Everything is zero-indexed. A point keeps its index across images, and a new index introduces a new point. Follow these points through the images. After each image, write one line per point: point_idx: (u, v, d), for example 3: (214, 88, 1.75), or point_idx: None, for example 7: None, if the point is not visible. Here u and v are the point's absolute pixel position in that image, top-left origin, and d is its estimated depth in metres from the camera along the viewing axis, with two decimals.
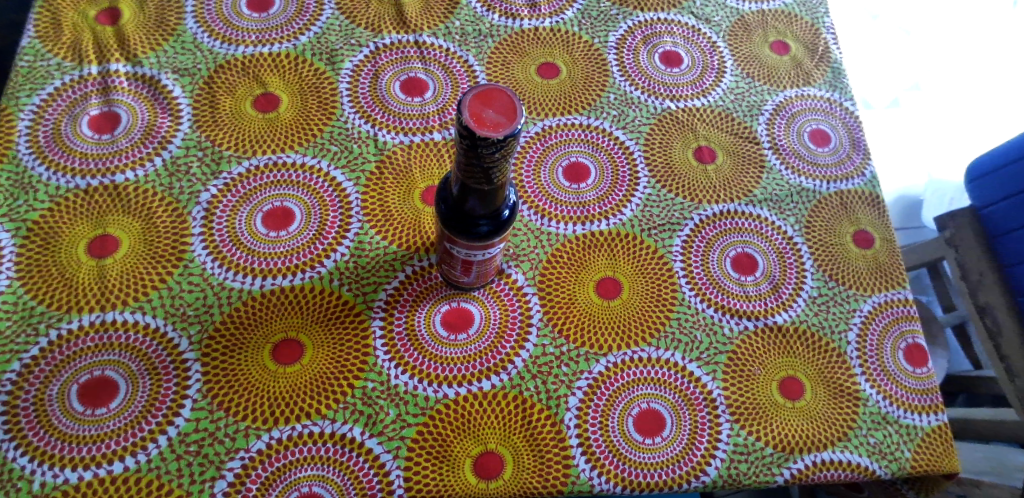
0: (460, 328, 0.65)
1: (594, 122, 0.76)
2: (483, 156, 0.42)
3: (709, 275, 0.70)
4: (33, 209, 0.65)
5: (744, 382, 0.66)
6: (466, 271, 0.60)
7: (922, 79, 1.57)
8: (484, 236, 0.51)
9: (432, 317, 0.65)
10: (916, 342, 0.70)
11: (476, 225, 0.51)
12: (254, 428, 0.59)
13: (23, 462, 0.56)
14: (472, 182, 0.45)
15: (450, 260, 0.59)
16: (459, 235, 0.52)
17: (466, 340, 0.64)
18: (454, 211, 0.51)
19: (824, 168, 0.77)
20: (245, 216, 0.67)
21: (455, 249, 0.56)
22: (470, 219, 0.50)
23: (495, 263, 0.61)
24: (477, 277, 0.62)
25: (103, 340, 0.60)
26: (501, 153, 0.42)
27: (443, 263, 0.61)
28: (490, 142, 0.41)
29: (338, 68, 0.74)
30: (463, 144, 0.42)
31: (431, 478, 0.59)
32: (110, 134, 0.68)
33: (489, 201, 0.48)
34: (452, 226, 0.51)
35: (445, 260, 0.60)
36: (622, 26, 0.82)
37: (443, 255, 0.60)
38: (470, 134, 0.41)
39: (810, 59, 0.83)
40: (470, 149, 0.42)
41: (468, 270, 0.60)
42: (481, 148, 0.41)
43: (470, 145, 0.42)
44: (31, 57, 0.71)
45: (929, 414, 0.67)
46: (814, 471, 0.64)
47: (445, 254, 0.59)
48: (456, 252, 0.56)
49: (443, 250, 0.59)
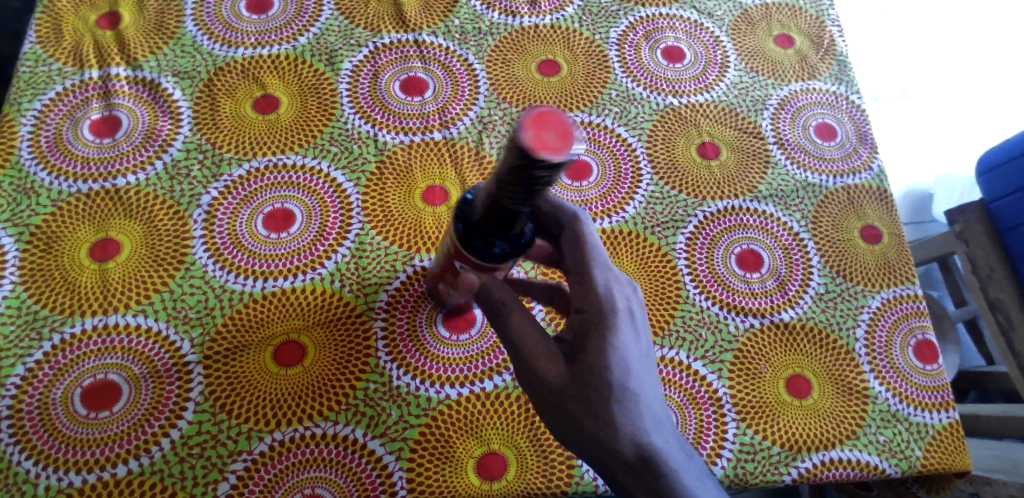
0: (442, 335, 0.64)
1: (595, 119, 0.75)
2: (517, 177, 0.37)
3: (713, 272, 0.70)
4: (36, 213, 0.65)
5: (750, 380, 0.65)
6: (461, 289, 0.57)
7: (938, 69, 1.53)
8: (488, 257, 0.47)
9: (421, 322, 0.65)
10: (926, 338, 0.69)
11: (486, 243, 0.46)
12: (256, 431, 0.59)
13: (28, 466, 0.56)
14: (510, 203, 0.40)
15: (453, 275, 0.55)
16: (474, 253, 0.47)
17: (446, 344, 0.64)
18: (470, 225, 0.47)
19: (830, 162, 0.76)
20: (245, 219, 0.67)
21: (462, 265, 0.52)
22: (482, 237, 0.46)
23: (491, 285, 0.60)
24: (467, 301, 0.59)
25: (106, 344, 0.60)
26: (536, 178, 0.37)
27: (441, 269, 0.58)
28: (548, 168, 0.35)
29: (337, 68, 0.74)
30: (513, 165, 0.36)
31: (434, 480, 0.59)
32: (111, 138, 0.68)
33: (507, 224, 0.44)
34: (468, 245, 0.47)
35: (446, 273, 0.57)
36: (623, 22, 0.81)
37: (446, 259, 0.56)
38: (513, 147, 0.35)
39: (815, 52, 0.82)
40: (521, 173, 0.36)
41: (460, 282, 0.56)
42: (517, 167, 0.36)
43: (523, 168, 0.36)
44: (33, 62, 0.71)
45: (939, 412, 0.66)
46: (823, 470, 0.63)
47: (446, 261, 0.55)
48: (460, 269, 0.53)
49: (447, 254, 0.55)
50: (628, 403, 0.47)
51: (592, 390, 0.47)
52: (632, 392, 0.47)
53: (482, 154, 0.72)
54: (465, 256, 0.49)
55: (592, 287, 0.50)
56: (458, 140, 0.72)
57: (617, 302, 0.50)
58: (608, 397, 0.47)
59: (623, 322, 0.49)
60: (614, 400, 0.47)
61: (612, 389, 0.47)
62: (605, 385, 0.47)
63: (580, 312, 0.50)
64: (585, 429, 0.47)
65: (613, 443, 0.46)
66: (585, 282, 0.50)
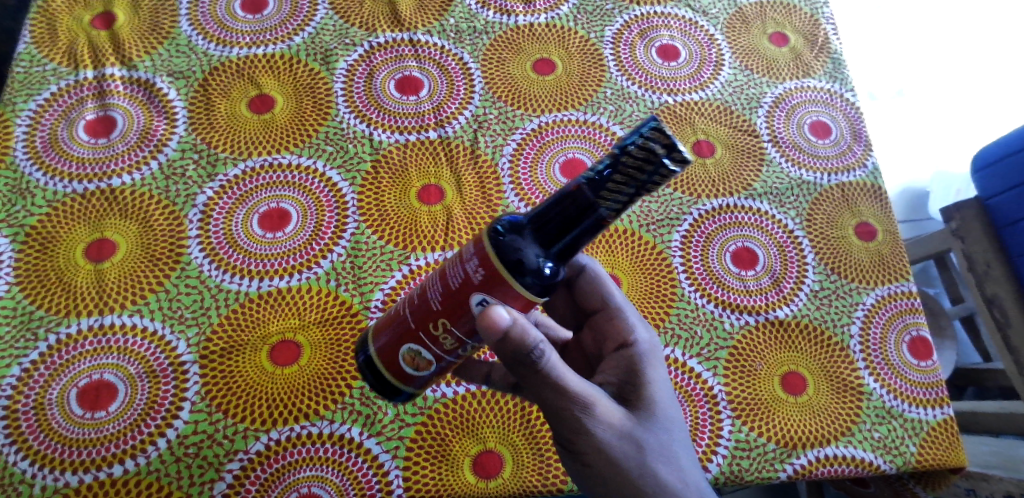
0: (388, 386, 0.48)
1: (590, 118, 0.75)
2: (648, 161, 0.39)
3: (708, 270, 0.70)
4: (31, 214, 0.65)
5: (745, 377, 0.66)
6: (452, 346, 0.46)
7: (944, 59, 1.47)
8: (528, 274, 0.42)
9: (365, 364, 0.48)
10: (921, 334, 0.69)
11: (534, 252, 0.42)
12: (252, 430, 0.59)
13: (24, 466, 0.56)
14: (606, 203, 0.41)
15: (456, 315, 0.44)
16: (510, 274, 0.42)
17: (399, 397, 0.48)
18: (519, 231, 0.43)
19: (824, 159, 0.76)
20: (241, 218, 0.67)
21: (482, 301, 0.43)
22: (531, 245, 0.42)
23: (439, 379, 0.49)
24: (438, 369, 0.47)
25: (101, 344, 0.60)
26: (664, 168, 0.40)
27: (428, 301, 0.45)
28: (677, 161, 0.39)
29: (332, 68, 0.74)
30: (644, 154, 0.39)
31: (430, 478, 0.59)
32: (106, 138, 0.68)
33: (572, 233, 0.42)
34: (512, 261, 0.42)
35: (437, 310, 0.44)
36: (618, 21, 0.81)
37: (447, 282, 0.44)
38: (661, 134, 0.39)
39: (810, 50, 0.82)
40: (651, 163, 0.39)
41: (452, 330, 0.44)
42: (658, 149, 0.39)
43: (654, 157, 0.39)
44: (27, 63, 0.71)
45: (934, 408, 0.66)
46: (818, 467, 0.63)
47: (450, 289, 0.44)
48: (474, 305, 0.43)
49: (458, 278, 0.44)
50: (679, 438, 0.49)
51: (657, 423, 0.49)
52: (678, 423, 0.50)
53: (477, 153, 0.72)
54: (500, 275, 0.42)
55: (627, 320, 0.56)
56: (453, 138, 0.72)
57: (643, 340, 0.54)
58: (671, 426, 0.49)
59: (654, 359, 0.53)
60: (675, 431, 0.49)
61: (671, 420, 0.49)
62: (651, 421, 0.49)
63: (620, 347, 0.54)
64: (645, 464, 0.46)
65: (672, 481, 0.46)
66: (619, 317, 0.56)
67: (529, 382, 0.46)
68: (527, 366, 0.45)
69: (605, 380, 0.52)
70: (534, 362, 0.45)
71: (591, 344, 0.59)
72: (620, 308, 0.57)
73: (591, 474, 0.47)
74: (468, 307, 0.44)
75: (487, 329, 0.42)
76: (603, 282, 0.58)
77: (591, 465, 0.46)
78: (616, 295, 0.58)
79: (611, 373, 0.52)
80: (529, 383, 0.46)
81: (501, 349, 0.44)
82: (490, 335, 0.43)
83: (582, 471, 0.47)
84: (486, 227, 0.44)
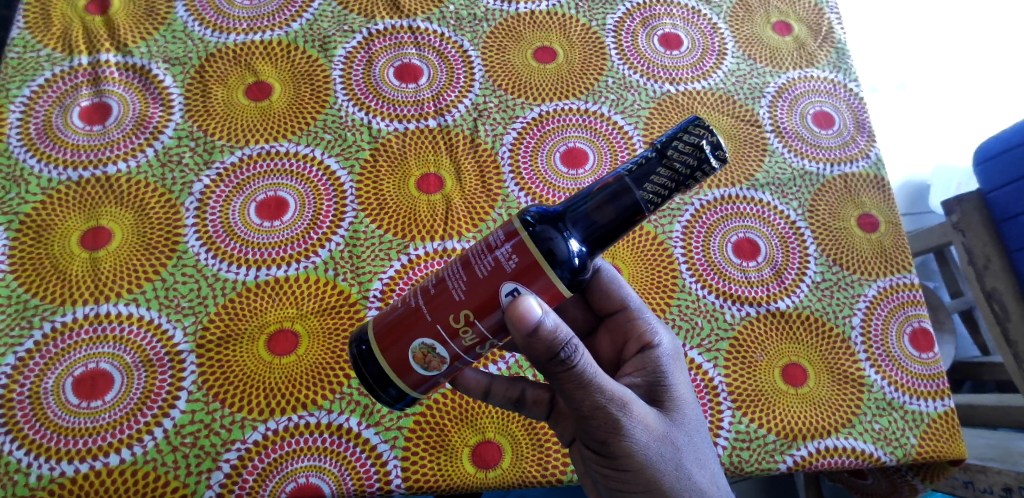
0: (393, 379, 0.45)
1: (591, 107, 0.74)
2: (692, 156, 0.42)
3: (709, 261, 0.70)
4: (26, 201, 0.64)
5: (746, 368, 0.65)
6: (471, 344, 0.44)
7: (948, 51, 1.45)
8: (562, 264, 0.42)
9: (370, 356, 0.46)
10: (922, 326, 0.69)
11: (569, 242, 0.43)
12: (250, 420, 0.58)
13: (20, 455, 0.56)
14: (649, 198, 0.42)
15: (483, 308, 0.43)
16: (545, 264, 0.42)
17: (402, 393, 0.46)
18: (553, 220, 0.44)
19: (827, 150, 0.76)
20: (238, 206, 0.66)
21: (513, 291, 0.42)
22: (565, 235, 0.43)
23: (447, 378, 0.47)
24: (451, 363, 0.45)
25: (98, 333, 0.60)
26: (706, 164, 0.42)
27: (449, 291, 0.44)
28: (719, 159, 0.42)
29: (330, 55, 0.73)
30: (689, 152, 0.42)
31: (428, 468, 0.59)
32: (101, 125, 0.68)
33: (610, 225, 0.43)
34: (551, 250, 0.42)
35: (462, 300, 0.43)
36: (620, 9, 0.80)
37: (473, 272, 0.43)
38: (704, 133, 0.42)
39: (814, 39, 0.81)
40: (695, 160, 0.42)
41: (474, 320, 0.43)
42: (702, 146, 0.42)
43: (699, 155, 0.42)
44: (21, 48, 0.70)
45: (934, 400, 0.66)
46: (818, 458, 0.63)
47: (477, 278, 0.43)
48: (505, 296, 0.43)
49: (486, 267, 0.43)
50: (704, 439, 0.51)
51: (685, 425, 0.50)
52: (699, 426, 0.51)
53: (477, 142, 0.71)
54: (536, 264, 0.42)
55: (649, 323, 0.56)
56: (453, 127, 0.72)
57: (664, 344, 0.55)
58: (695, 427, 0.51)
59: (675, 362, 0.54)
60: (699, 431, 0.51)
61: (694, 421, 0.51)
62: (679, 424, 0.50)
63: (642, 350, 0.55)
64: (680, 466, 0.48)
65: (704, 483, 0.48)
66: (639, 320, 0.57)
67: (566, 383, 0.45)
68: (564, 367, 0.44)
69: (631, 383, 0.52)
70: (572, 364, 0.44)
71: (606, 345, 0.59)
72: (639, 311, 0.57)
73: (626, 477, 0.48)
74: (496, 297, 0.43)
75: (521, 321, 0.42)
76: (618, 284, 0.58)
77: (628, 469, 0.47)
78: (633, 298, 0.58)
79: (636, 377, 0.53)
80: (565, 385, 0.45)
81: (535, 347, 0.43)
82: (522, 328, 0.42)
83: (615, 474, 0.48)
84: (515, 218, 0.44)
